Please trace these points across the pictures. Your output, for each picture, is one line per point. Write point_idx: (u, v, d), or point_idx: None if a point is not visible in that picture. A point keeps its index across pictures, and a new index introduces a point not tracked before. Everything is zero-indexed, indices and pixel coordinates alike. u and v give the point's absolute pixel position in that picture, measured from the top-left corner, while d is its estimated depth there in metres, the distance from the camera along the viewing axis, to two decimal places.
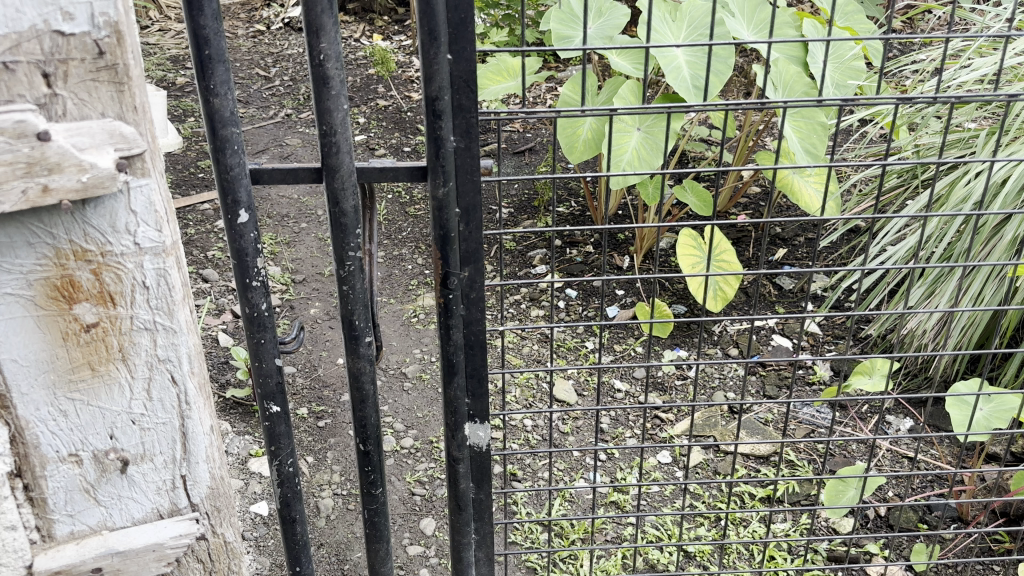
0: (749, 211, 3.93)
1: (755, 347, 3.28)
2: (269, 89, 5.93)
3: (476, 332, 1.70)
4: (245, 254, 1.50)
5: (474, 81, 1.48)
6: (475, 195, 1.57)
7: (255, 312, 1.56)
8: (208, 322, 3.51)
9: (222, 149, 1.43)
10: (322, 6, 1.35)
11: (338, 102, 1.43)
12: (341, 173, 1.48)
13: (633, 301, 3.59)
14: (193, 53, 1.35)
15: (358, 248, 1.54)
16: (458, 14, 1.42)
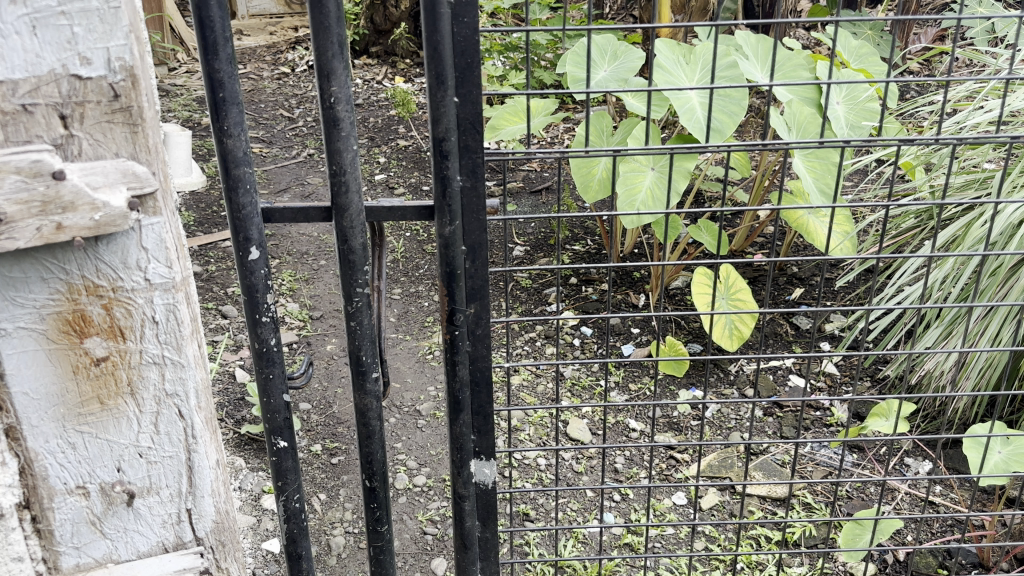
0: (765, 250, 3.96)
1: (772, 388, 3.25)
2: (292, 130, 6.05)
3: (482, 369, 1.71)
4: (256, 290, 1.53)
5: (480, 123, 1.51)
6: (482, 233, 1.59)
7: (265, 348, 1.57)
8: (226, 358, 3.54)
9: (235, 188, 1.46)
10: (333, 51, 1.39)
11: (348, 143, 1.46)
12: (350, 212, 1.51)
13: (648, 339, 3.59)
14: (208, 97, 1.39)
15: (366, 285, 1.56)
16: (464, 58, 1.45)
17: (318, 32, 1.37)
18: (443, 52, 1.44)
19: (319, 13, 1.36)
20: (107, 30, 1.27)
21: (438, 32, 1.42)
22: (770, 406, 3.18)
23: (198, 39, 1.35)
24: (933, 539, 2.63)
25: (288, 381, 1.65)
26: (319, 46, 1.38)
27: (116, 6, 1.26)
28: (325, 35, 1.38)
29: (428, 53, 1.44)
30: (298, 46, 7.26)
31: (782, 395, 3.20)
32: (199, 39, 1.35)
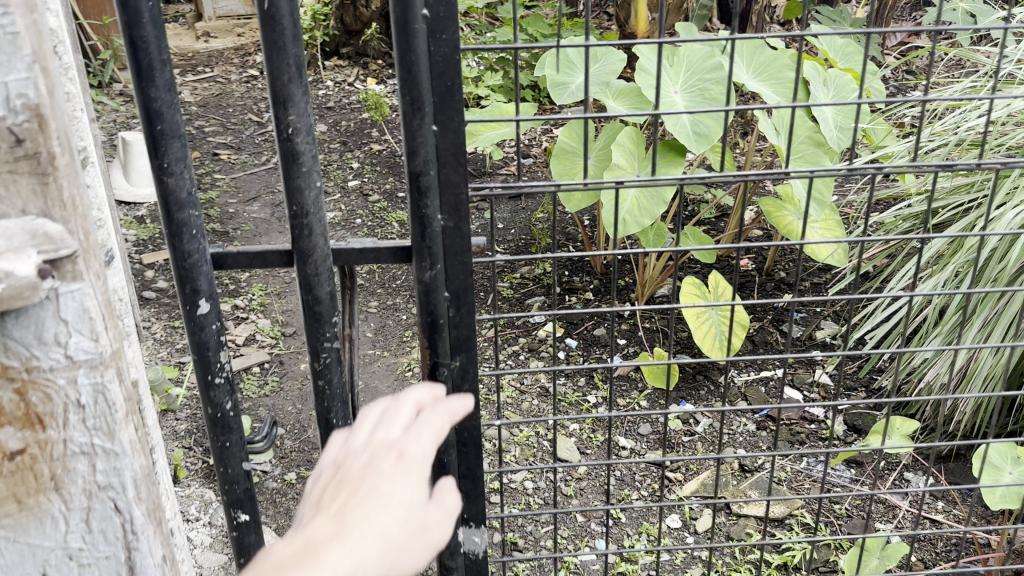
0: (751, 254, 3.87)
1: (766, 400, 3.11)
2: (262, 135, 5.88)
3: (469, 429, 1.58)
4: (207, 348, 1.38)
5: (463, 154, 1.37)
6: (466, 277, 1.47)
7: (219, 414, 1.43)
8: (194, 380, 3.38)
9: (178, 234, 1.31)
10: (289, 74, 1.24)
11: (310, 179, 1.31)
12: (316, 258, 1.36)
13: (636, 351, 3.45)
14: (143, 129, 1.24)
15: (336, 338, 1.42)
16: (444, 81, 1.32)
17: (272, 54, 1.23)
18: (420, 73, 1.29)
19: (270, 31, 1.21)
20: (4, 59, 1.01)
21: (415, 52, 1.27)
22: (763, 419, 3.05)
23: (130, 60, 1.20)
24: (940, 561, 2.50)
25: (248, 448, 1.51)
26: (274, 70, 1.24)
27: (14, 31, 1.00)
28: (280, 57, 1.23)
29: (402, 75, 1.29)
30: None
31: (775, 409, 3.05)
32: (131, 60, 1.20)
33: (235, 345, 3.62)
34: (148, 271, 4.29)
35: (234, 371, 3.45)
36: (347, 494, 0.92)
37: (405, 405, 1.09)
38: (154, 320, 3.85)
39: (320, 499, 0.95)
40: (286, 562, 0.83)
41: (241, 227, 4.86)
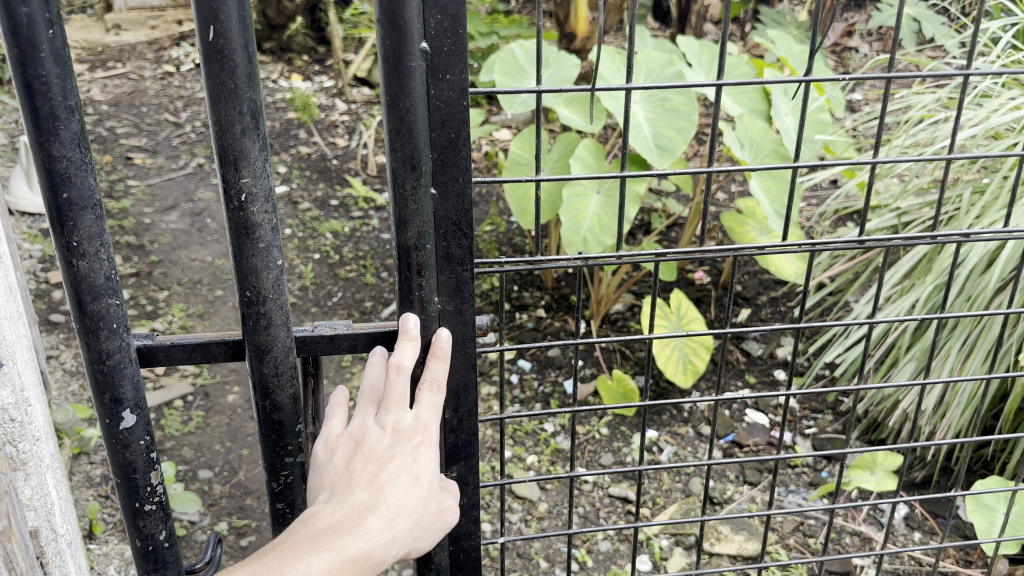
0: (705, 266, 3.75)
1: (730, 425, 2.96)
2: (178, 136, 5.51)
3: (467, 550, 1.66)
4: (134, 470, 1.30)
5: (463, 223, 1.34)
6: (467, 369, 1.46)
7: (153, 545, 1.36)
8: None
9: (95, 330, 1.20)
10: (242, 127, 1.14)
11: (267, 256, 1.23)
12: (276, 355, 1.29)
13: (592, 373, 3.28)
14: (49, 200, 1.12)
15: (298, 452, 1.38)
16: (446, 132, 1.27)
17: (220, 99, 1.12)
18: (415, 120, 1.23)
19: (218, 79, 1.11)
20: None
21: (412, 97, 1.22)
22: (728, 446, 2.91)
23: (29, 117, 1.07)
24: None
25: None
26: (221, 121, 1.13)
27: None
28: (232, 102, 1.12)
29: (396, 124, 1.22)
30: (183, 42, 6.66)
31: (740, 435, 2.92)
32: (30, 116, 1.07)
33: (154, 375, 3.31)
34: (55, 291, 3.92)
35: (154, 406, 3.14)
36: (375, 472, 1.28)
37: (404, 363, 1.32)
38: (64, 347, 3.51)
39: (349, 466, 1.29)
40: (334, 530, 1.23)
41: (158, 239, 4.52)
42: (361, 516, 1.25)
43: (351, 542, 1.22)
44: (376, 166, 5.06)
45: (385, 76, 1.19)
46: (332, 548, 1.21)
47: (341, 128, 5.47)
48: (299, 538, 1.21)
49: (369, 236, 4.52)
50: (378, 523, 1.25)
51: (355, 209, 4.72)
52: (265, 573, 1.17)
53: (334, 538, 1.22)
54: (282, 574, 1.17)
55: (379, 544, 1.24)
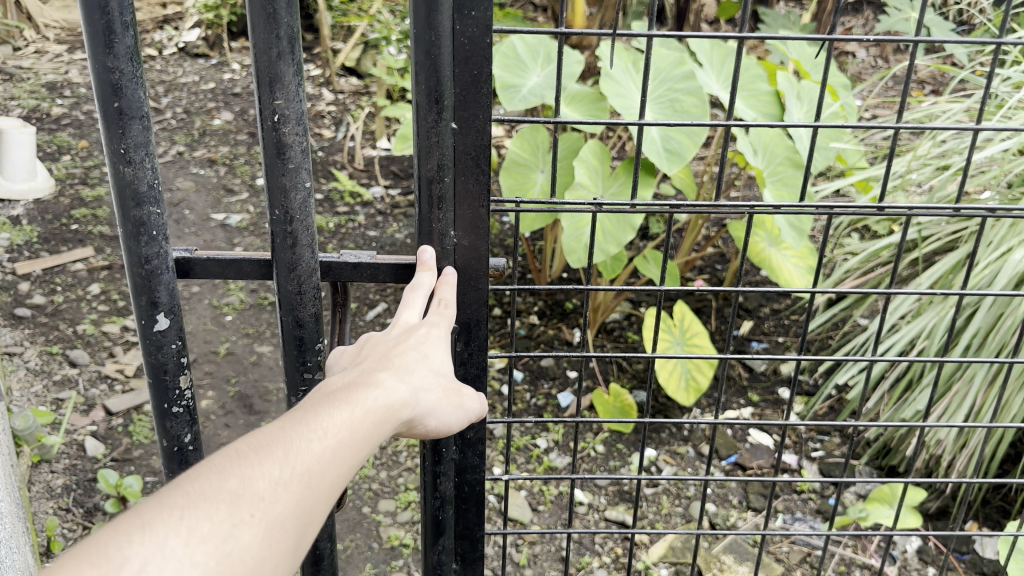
0: (705, 274, 3.61)
1: (732, 445, 2.84)
2: (159, 123, 5.36)
3: (470, 485, 1.79)
4: (165, 370, 1.35)
5: (481, 158, 1.45)
6: (479, 301, 1.57)
7: (180, 448, 1.42)
8: (73, 422, 2.90)
9: (137, 235, 1.27)
10: (278, 49, 1.23)
11: (296, 178, 1.31)
12: (301, 273, 1.38)
13: (588, 385, 3.13)
14: (101, 105, 1.19)
15: (317, 372, 1.46)
16: (469, 68, 1.38)
17: (263, 23, 1.21)
18: (443, 52, 1.35)
19: (264, 2, 1.19)
20: None
21: (440, 30, 1.32)
22: (731, 468, 2.78)
23: (92, 24, 1.14)
24: None
25: None
26: (261, 46, 1.23)
27: None
28: (271, 26, 1.22)
29: (425, 57, 1.33)
30: (167, 25, 6.50)
31: (744, 457, 2.79)
32: (94, 23, 1.14)
33: (123, 376, 3.15)
34: (22, 283, 3.72)
35: (122, 411, 2.96)
36: (380, 352, 1.20)
37: (421, 282, 1.41)
38: (28, 343, 3.31)
39: (354, 360, 1.20)
40: (349, 389, 1.07)
41: None
42: (373, 374, 1.12)
43: (370, 394, 1.07)
44: (363, 159, 4.89)
45: (420, 8, 1.30)
46: (350, 401, 1.04)
47: (328, 119, 5.30)
48: (315, 402, 1.04)
49: (354, 233, 4.35)
50: (392, 379, 1.12)
51: (340, 204, 4.55)
52: (286, 429, 0.96)
53: (349, 393, 1.06)
54: (304, 428, 0.97)
55: (396, 399, 1.10)
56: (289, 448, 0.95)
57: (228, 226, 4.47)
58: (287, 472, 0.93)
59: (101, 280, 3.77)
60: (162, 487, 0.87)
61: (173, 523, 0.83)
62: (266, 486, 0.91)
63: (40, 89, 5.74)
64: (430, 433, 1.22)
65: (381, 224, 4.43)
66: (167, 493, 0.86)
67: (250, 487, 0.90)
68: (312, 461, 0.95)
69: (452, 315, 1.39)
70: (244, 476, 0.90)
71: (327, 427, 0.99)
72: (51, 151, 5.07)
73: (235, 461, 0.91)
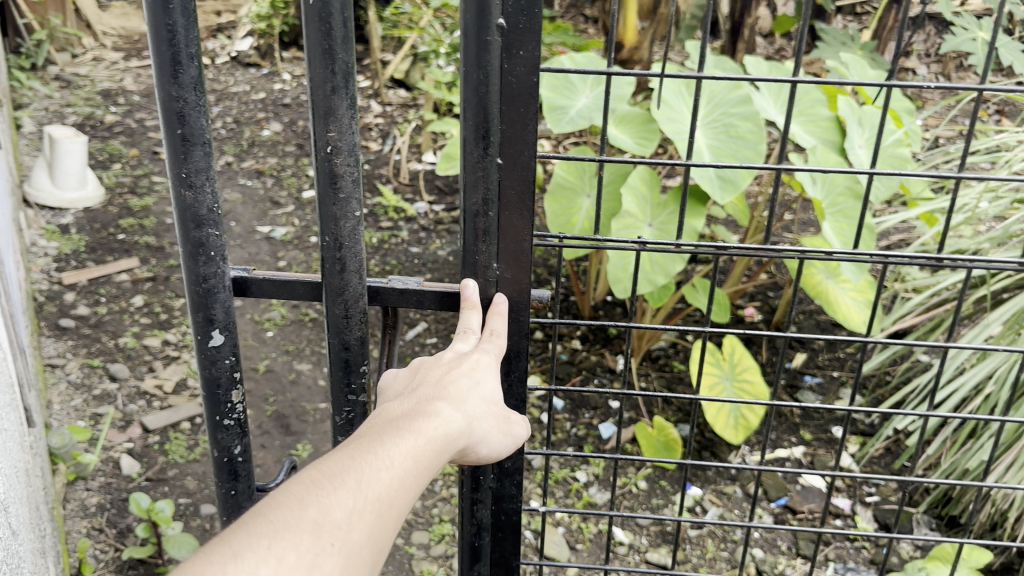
0: (756, 301, 3.48)
1: (782, 487, 2.72)
2: (209, 132, 5.40)
3: (509, 513, 1.81)
4: (218, 385, 1.48)
5: (528, 194, 1.47)
6: (520, 333, 1.57)
7: (229, 458, 1.53)
8: (111, 438, 2.89)
9: (196, 255, 1.39)
10: (335, 84, 1.31)
11: (347, 207, 1.40)
12: (349, 296, 1.46)
13: (632, 417, 3.03)
14: (167, 132, 1.31)
15: (361, 392, 1.53)
16: (515, 106, 1.41)
17: (320, 61, 1.29)
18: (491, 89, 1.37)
19: (322, 36, 1.29)
20: None
21: (490, 68, 1.35)
22: (781, 511, 2.67)
23: (161, 55, 1.26)
24: None
25: (256, 494, 1.61)
26: (317, 83, 1.31)
27: None
28: (328, 63, 1.30)
29: (476, 94, 1.36)
30: (220, 34, 6.57)
31: (794, 500, 2.67)
32: (162, 55, 1.26)
33: (162, 392, 3.13)
34: (67, 293, 3.74)
35: (159, 429, 2.94)
36: (434, 378, 1.29)
37: (471, 325, 1.44)
38: (70, 355, 3.31)
39: (411, 384, 1.31)
40: (410, 417, 1.18)
41: None
42: (429, 405, 1.22)
43: (427, 425, 1.17)
44: (408, 173, 4.85)
45: (471, 47, 1.33)
46: (411, 433, 1.15)
47: (375, 131, 5.28)
48: (380, 430, 1.15)
49: (397, 248, 4.31)
50: (447, 411, 1.22)
51: (384, 219, 4.52)
52: (356, 459, 1.07)
53: (409, 424, 1.16)
54: (373, 458, 1.08)
55: (454, 428, 1.21)
56: (360, 478, 1.05)
57: (273, 239, 4.46)
58: (360, 501, 1.03)
59: (145, 292, 3.78)
60: (251, 513, 0.98)
61: (263, 549, 0.93)
62: (343, 515, 1.01)
63: (96, 97, 5.82)
64: (479, 458, 1.32)
65: (424, 240, 4.38)
66: (255, 522, 0.96)
67: (328, 516, 1.00)
68: (381, 491, 1.05)
69: (501, 348, 1.44)
70: (322, 505, 1.00)
71: (392, 458, 1.09)
72: (102, 159, 5.12)
73: (313, 491, 1.01)
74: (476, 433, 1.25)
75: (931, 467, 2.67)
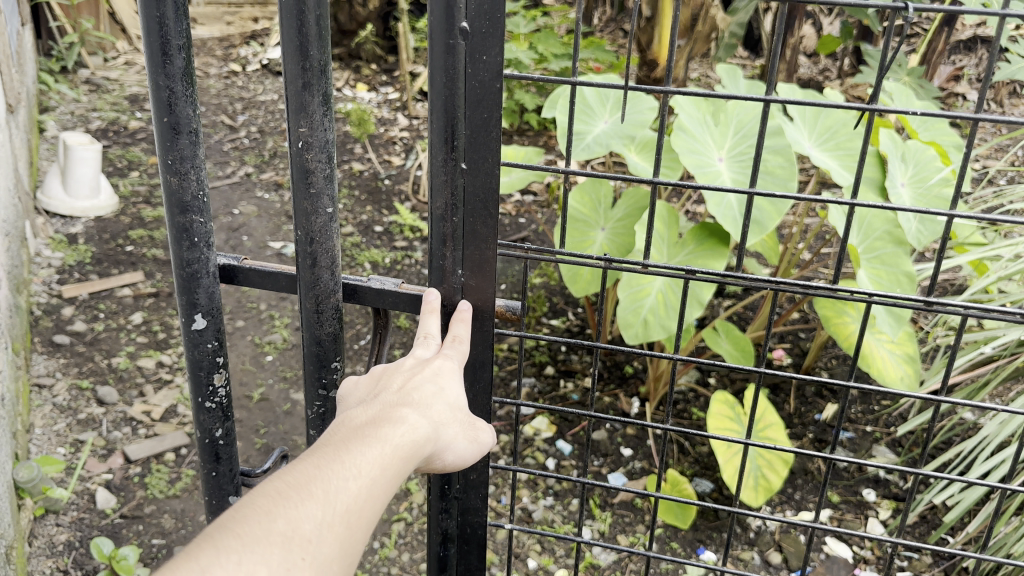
0: (785, 343, 3.24)
1: (805, 555, 2.48)
2: (231, 141, 5.27)
3: (473, 526, 1.66)
4: (201, 367, 1.39)
5: (491, 203, 1.33)
6: (484, 343, 1.45)
7: (211, 440, 1.44)
8: (89, 468, 2.74)
9: (180, 238, 1.30)
10: (308, 80, 1.19)
11: (318, 203, 1.28)
12: (321, 291, 1.34)
13: (644, 468, 2.80)
14: (154, 119, 1.22)
15: (336, 390, 1.40)
16: (481, 110, 1.26)
17: (293, 56, 1.18)
18: (454, 94, 1.25)
19: (296, 32, 1.16)
20: None
21: (453, 73, 1.23)
22: None
23: (150, 42, 1.17)
24: None
25: (239, 477, 1.53)
26: (291, 77, 1.19)
27: None
28: (301, 56, 1.18)
29: (441, 96, 1.25)
30: (254, 41, 6.50)
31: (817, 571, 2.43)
32: (151, 42, 1.17)
33: (149, 420, 2.99)
34: (66, 307, 3.62)
35: (141, 459, 2.80)
36: (398, 385, 1.16)
37: (431, 330, 1.31)
38: (60, 375, 3.18)
39: (373, 389, 1.18)
40: (374, 422, 1.07)
41: None
42: (395, 410, 1.10)
43: (394, 431, 1.05)
44: (428, 191, 4.68)
45: (435, 51, 1.22)
46: (378, 439, 1.04)
47: (398, 146, 5.12)
48: (342, 437, 1.04)
49: (410, 270, 4.12)
50: (414, 415, 1.10)
51: (399, 238, 4.34)
52: (320, 467, 0.97)
53: (374, 430, 1.05)
54: (338, 466, 0.98)
55: (423, 433, 1.09)
56: (327, 487, 0.95)
57: (284, 256, 4.30)
58: (329, 512, 0.93)
59: (145, 309, 3.64)
60: (210, 529, 0.88)
61: (231, 565, 0.85)
62: (312, 527, 0.92)
63: (122, 102, 5.72)
64: (445, 468, 1.18)
65: None
66: (217, 537, 0.87)
67: (298, 528, 0.91)
68: (350, 503, 0.95)
69: (465, 355, 1.32)
70: (290, 517, 0.91)
71: (360, 466, 0.99)
72: (121, 166, 4.98)
73: (280, 502, 0.92)
74: (442, 439, 1.13)
75: (970, 543, 2.41)
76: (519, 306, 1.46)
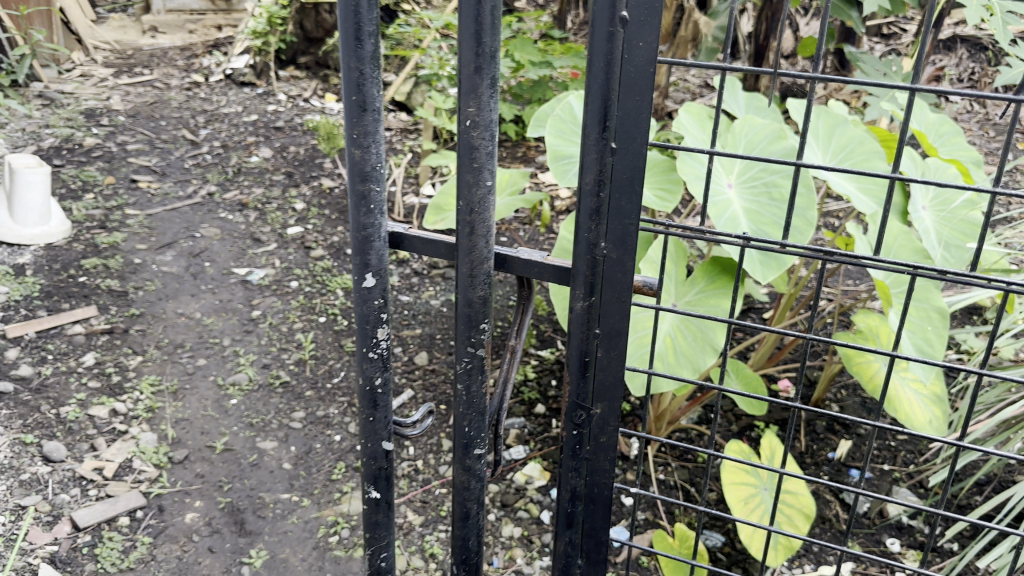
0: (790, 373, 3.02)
1: None
2: (193, 158, 4.95)
3: (600, 486, 1.56)
4: (367, 321, 1.45)
5: (639, 180, 1.32)
6: (621, 320, 1.42)
7: (371, 388, 1.49)
8: (32, 539, 2.48)
9: (358, 206, 1.39)
10: (480, 64, 1.25)
11: (481, 176, 1.33)
12: (475, 256, 1.38)
13: (649, 520, 2.57)
14: (345, 99, 1.33)
15: (480, 347, 1.43)
16: (633, 95, 1.27)
17: (465, 41, 1.25)
18: (610, 79, 1.26)
19: (473, 20, 1.23)
20: None
21: (610, 58, 1.24)
22: None
23: (345, 29, 1.29)
24: None
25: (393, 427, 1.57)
26: (463, 59, 1.26)
27: None
28: (474, 46, 1.25)
29: (598, 80, 1.26)
30: (217, 51, 6.26)
31: None
32: (346, 29, 1.29)
33: (102, 478, 2.73)
34: (10, 349, 3.31)
35: (89, 527, 2.53)
36: None
37: None
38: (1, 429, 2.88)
39: None
40: None
41: (144, 286, 3.79)
42: None
43: None
44: (403, 209, 4.38)
45: (596, 39, 1.24)
46: None
47: None
48: None
49: None
50: None
51: None
52: None
53: None
54: None
55: None
56: None
57: (249, 283, 3.84)
58: None
59: (98, 349, 3.35)
60: None
61: None
62: None
63: (77, 117, 5.31)
64: None
65: (417, 287, 3.75)
66: None
67: None
68: None
69: None
70: None
71: None
72: (74, 187, 4.58)
73: None
74: None
75: None
76: (655, 282, 1.42)
